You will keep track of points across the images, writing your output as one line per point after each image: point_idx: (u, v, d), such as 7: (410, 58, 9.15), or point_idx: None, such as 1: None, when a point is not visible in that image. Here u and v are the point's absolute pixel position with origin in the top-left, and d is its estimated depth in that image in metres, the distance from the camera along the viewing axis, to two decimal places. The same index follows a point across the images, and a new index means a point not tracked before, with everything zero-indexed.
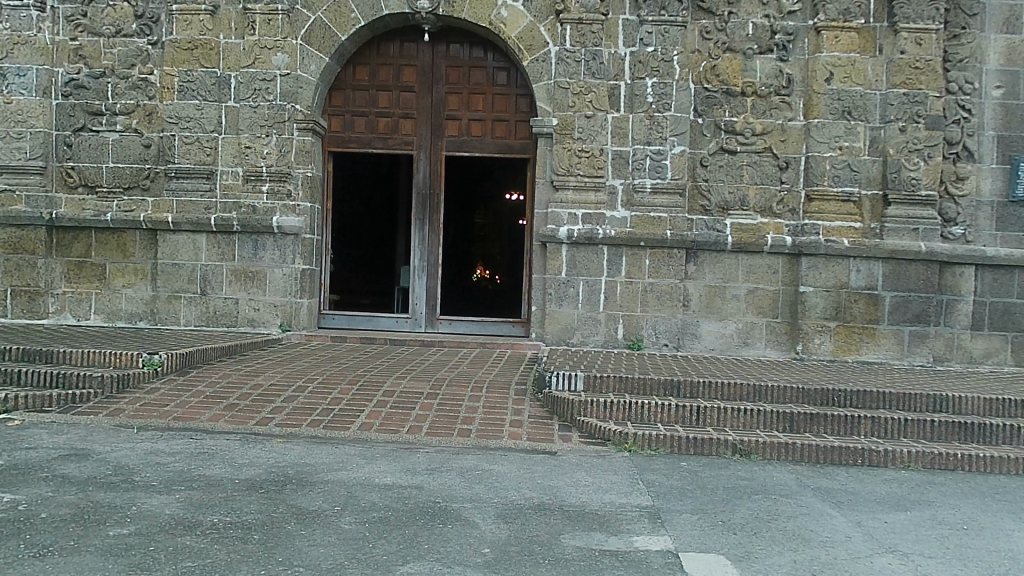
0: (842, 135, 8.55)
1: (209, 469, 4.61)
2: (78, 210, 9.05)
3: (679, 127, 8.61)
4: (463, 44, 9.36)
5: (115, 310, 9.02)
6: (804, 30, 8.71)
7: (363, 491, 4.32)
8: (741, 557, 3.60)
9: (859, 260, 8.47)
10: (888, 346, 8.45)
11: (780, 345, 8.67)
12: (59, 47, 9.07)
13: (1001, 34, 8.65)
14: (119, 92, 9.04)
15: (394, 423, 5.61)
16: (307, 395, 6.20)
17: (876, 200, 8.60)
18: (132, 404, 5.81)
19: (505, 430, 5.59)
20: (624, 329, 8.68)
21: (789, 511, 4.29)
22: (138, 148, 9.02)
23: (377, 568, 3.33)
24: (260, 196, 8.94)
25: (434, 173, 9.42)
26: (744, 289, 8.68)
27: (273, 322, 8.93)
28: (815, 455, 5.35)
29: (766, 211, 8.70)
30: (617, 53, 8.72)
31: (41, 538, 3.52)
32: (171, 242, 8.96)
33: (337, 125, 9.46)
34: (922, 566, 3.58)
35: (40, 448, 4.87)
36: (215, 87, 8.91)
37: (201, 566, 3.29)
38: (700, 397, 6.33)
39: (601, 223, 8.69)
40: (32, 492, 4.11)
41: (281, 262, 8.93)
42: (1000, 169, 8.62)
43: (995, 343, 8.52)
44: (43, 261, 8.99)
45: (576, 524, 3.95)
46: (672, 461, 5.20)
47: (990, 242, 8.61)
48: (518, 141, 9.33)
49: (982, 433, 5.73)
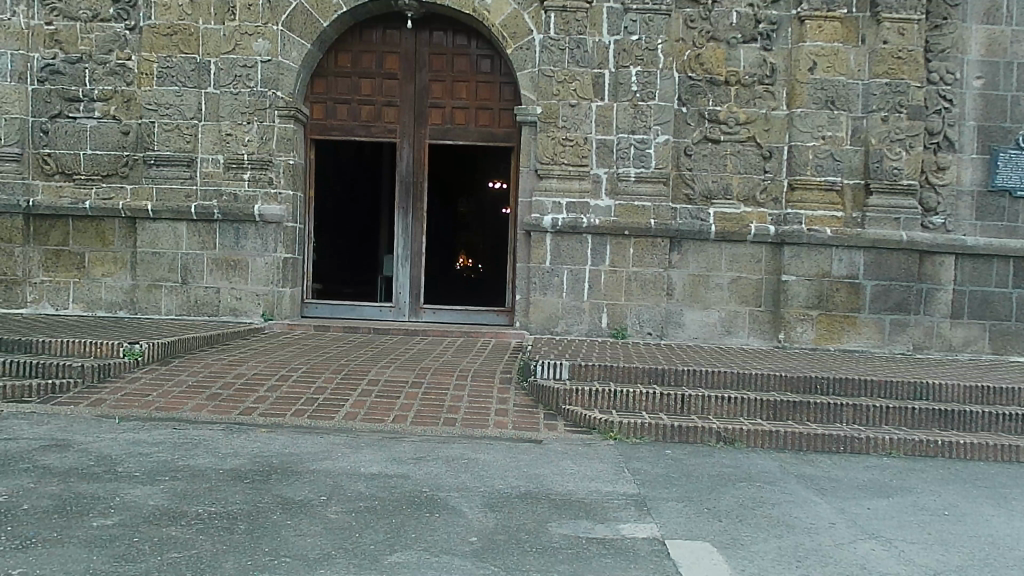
0: (825, 124, 8.60)
1: (193, 459, 4.57)
2: (56, 197, 8.89)
3: (663, 116, 8.61)
4: (446, 31, 9.30)
5: (95, 299, 8.91)
6: (788, 19, 8.74)
7: (349, 481, 4.30)
8: (727, 544, 3.63)
9: (842, 249, 8.54)
10: (869, 335, 8.54)
11: (763, 333, 8.71)
12: (34, 32, 8.89)
13: (982, 25, 8.72)
14: (96, 78, 8.89)
15: (379, 412, 5.58)
16: (290, 384, 6.16)
17: (858, 189, 8.65)
18: (114, 394, 5.74)
19: (491, 418, 5.59)
20: (608, 318, 8.70)
21: (774, 499, 4.32)
22: (117, 135, 8.88)
23: (365, 558, 3.32)
24: (241, 183, 8.85)
25: (417, 161, 9.37)
26: (726, 278, 8.72)
27: (256, 311, 8.86)
28: (798, 443, 5.39)
29: (748, 200, 8.74)
30: (601, 42, 8.69)
31: (23, 530, 3.47)
32: (151, 230, 8.85)
33: (319, 112, 9.37)
34: (906, 552, 3.63)
35: (20, 439, 4.80)
36: (194, 74, 8.80)
37: (186, 557, 3.25)
38: (684, 384, 6.38)
39: (585, 212, 8.68)
40: (14, 483, 4.05)
41: (263, 250, 8.86)
42: (980, 160, 8.73)
43: (975, 332, 8.59)
44: (21, 250, 8.84)
45: (563, 513, 3.96)
46: (657, 450, 5.22)
47: (970, 231, 8.72)
48: (502, 130, 9.29)
49: (960, 420, 5.82)
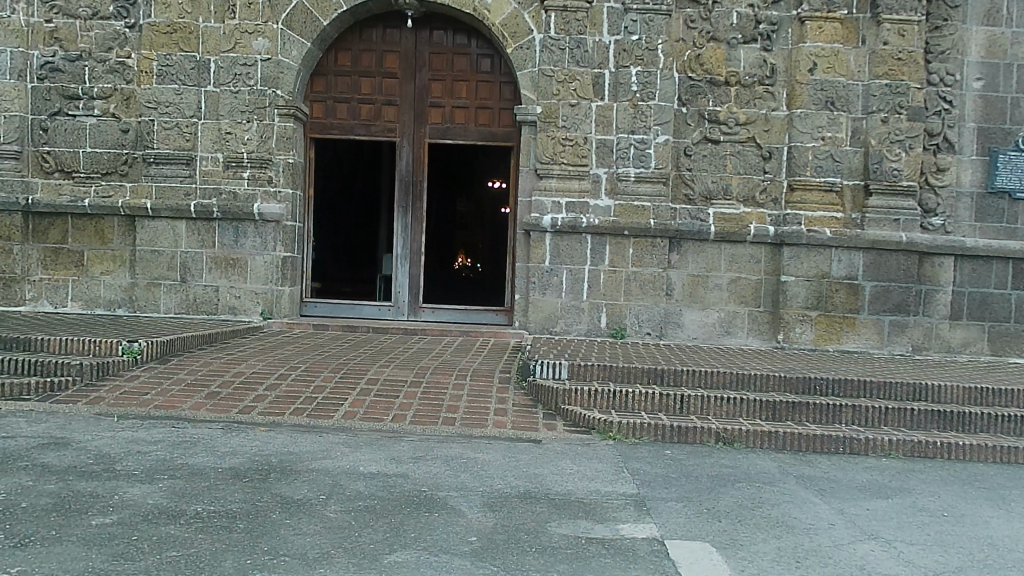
0: (825, 125, 8.60)
1: (192, 457, 4.57)
2: (55, 195, 8.87)
3: (663, 116, 8.61)
4: (447, 30, 9.29)
5: (93, 297, 8.90)
6: (788, 20, 8.74)
7: (349, 480, 4.29)
8: (727, 544, 3.63)
9: (841, 249, 8.54)
10: (868, 336, 8.54)
11: (762, 333, 8.72)
12: (34, 29, 8.88)
13: (982, 26, 8.72)
14: (96, 76, 8.88)
15: (378, 411, 5.58)
16: (289, 383, 6.16)
17: (858, 190, 8.65)
18: (112, 392, 5.74)
19: (490, 418, 5.58)
20: (607, 318, 8.70)
21: (773, 500, 4.32)
22: (116, 133, 8.87)
23: (364, 557, 3.31)
24: (241, 182, 8.85)
25: (417, 161, 9.35)
26: (725, 278, 8.72)
27: (255, 310, 8.86)
28: (797, 443, 5.40)
29: (748, 200, 8.74)
30: (601, 41, 8.69)
31: (22, 528, 3.47)
32: (149, 228, 8.84)
33: (319, 111, 9.36)
34: (905, 553, 3.63)
35: (19, 436, 4.79)
36: (194, 72, 8.79)
37: (186, 556, 3.25)
38: (683, 384, 6.38)
39: (585, 212, 8.67)
40: (13, 481, 4.05)
41: (262, 249, 8.86)
42: (980, 161, 8.74)
43: (973, 333, 8.60)
44: (19, 248, 8.83)
45: (562, 512, 3.95)
46: (656, 450, 5.22)
47: (969, 232, 8.72)
48: (502, 129, 9.28)
49: (959, 421, 5.82)
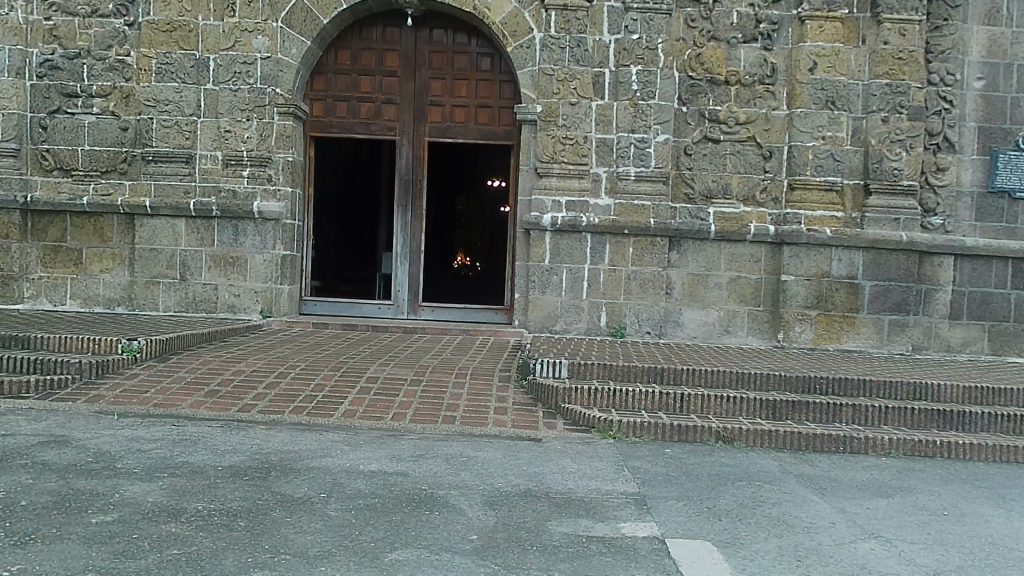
0: (825, 124, 8.60)
1: (192, 456, 4.56)
2: (54, 193, 8.86)
3: (663, 115, 8.61)
4: (447, 29, 9.28)
5: (92, 296, 8.89)
6: (788, 19, 8.73)
7: (349, 478, 4.29)
8: (728, 543, 3.62)
9: (841, 249, 8.54)
10: (868, 335, 8.54)
11: (762, 332, 8.72)
12: (33, 27, 8.86)
13: (983, 26, 8.72)
14: (95, 74, 8.87)
15: (378, 410, 5.58)
16: (288, 381, 6.15)
17: (858, 189, 8.65)
18: (112, 390, 5.73)
19: (490, 417, 5.58)
20: (607, 317, 8.70)
21: (774, 499, 4.31)
22: (115, 131, 8.86)
23: (365, 555, 3.31)
24: (240, 180, 8.84)
25: (417, 160, 9.36)
26: (725, 277, 8.71)
27: (254, 308, 8.85)
28: (797, 442, 5.40)
29: (748, 199, 8.74)
30: (601, 40, 8.68)
31: (22, 526, 3.46)
32: (149, 226, 8.82)
33: (319, 110, 9.35)
34: (906, 552, 3.63)
35: (18, 435, 4.78)
36: (193, 70, 8.77)
37: (186, 554, 3.24)
38: (683, 383, 6.37)
39: (585, 211, 8.67)
40: (12, 479, 4.04)
41: (262, 247, 8.85)
42: (980, 161, 8.74)
43: (973, 332, 8.60)
44: (18, 246, 8.82)
45: (562, 511, 3.95)
46: (656, 449, 5.21)
47: (969, 232, 8.72)
48: (502, 128, 9.28)
49: (959, 421, 5.82)
